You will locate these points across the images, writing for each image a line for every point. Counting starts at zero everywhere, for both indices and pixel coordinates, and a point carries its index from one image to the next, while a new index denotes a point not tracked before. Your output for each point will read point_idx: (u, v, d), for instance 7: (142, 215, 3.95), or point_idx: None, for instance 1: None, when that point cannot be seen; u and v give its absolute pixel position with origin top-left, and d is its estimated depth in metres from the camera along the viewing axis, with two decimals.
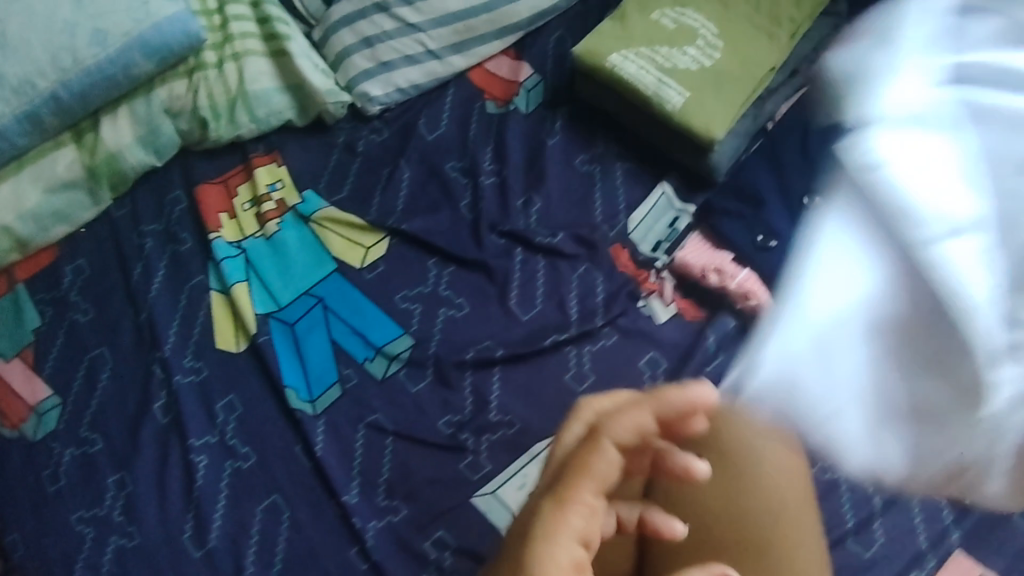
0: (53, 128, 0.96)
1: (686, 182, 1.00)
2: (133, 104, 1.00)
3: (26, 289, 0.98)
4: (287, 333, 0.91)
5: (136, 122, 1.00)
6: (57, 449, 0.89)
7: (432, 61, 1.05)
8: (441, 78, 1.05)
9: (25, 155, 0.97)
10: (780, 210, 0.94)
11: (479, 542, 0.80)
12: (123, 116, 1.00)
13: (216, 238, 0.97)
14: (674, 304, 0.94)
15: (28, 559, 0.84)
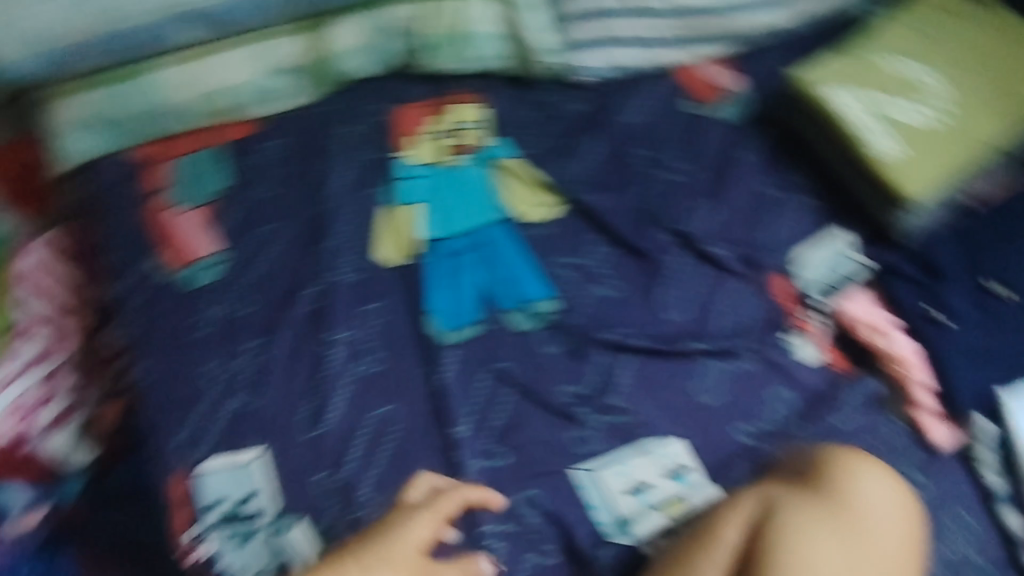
0: (292, 13, 1.00)
1: (869, 234, 0.97)
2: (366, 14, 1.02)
3: (221, 150, 1.01)
4: (444, 262, 0.92)
5: (367, 29, 1.02)
6: (209, 300, 0.92)
7: (657, 47, 1.05)
8: (661, 65, 1.06)
9: (263, 29, 1.02)
10: (958, 293, 0.92)
11: (570, 511, 0.81)
12: (357, 21, 1.02)
13: (400, 157, 0.99)
14: (821, 350, 0.91)
15: (155, 386, 0.89)
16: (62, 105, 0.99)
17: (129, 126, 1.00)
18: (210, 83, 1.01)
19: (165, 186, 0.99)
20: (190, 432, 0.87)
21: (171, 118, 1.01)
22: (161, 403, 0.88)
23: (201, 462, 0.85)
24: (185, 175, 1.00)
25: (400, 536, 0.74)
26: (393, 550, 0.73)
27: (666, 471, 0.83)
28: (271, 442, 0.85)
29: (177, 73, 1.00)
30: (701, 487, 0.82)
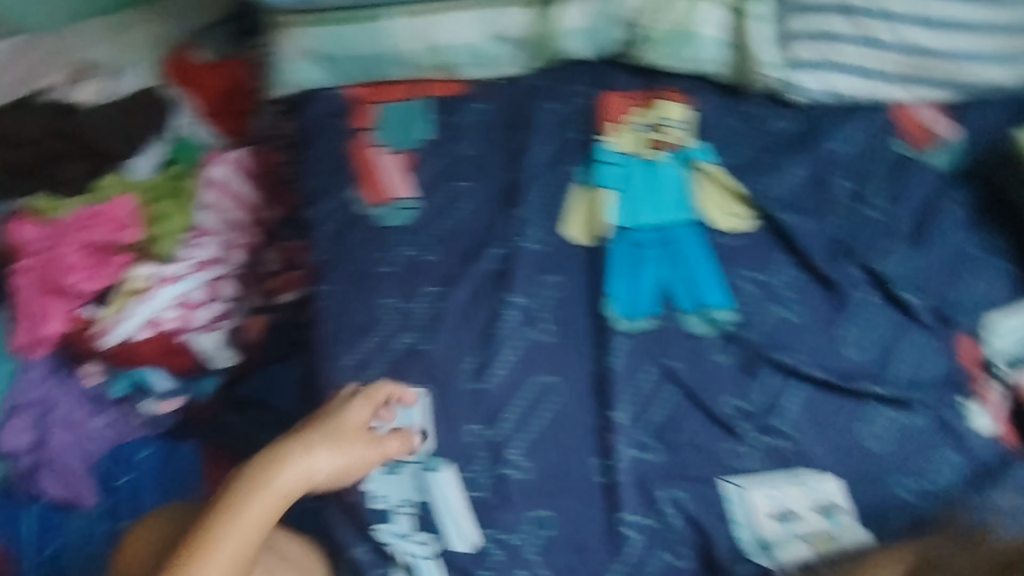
0: None
1: None
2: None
3: (430, 102, 1.05)
4: (629, 251, 0.93)
5: (592, 15, 1.04)
6: (399, 240, 0.96)
7: (878, 81, 1.02)
8: (877, 99, 1.03)
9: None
10: None
11: (710, 521, 0.81)
12: (585, 5, 1.04)
13: (602, 140, 0.99)
14: (1000, 425, 0.87)
15: (335, 309, 0.94)
16: (291, 35, 1.06)
17: (348, 65, 1.06)
18: (431, 39, 1.04)
19: (373, 126, 1.04)
20: (362, 358, 0.91)
21: (385, 65, 1.06)
22: (338, 327, 0.93)
23: (366, 386, 0.89)
24: (388, 120, 1.04)
25: (340, 418, 0.85)
26: (324, 424, 0.84)
27: (816, 508, 0.81)
28: (431, 386, 0.89)
29: (403, 24, 1.04)
30: (847, 529, 0.80)
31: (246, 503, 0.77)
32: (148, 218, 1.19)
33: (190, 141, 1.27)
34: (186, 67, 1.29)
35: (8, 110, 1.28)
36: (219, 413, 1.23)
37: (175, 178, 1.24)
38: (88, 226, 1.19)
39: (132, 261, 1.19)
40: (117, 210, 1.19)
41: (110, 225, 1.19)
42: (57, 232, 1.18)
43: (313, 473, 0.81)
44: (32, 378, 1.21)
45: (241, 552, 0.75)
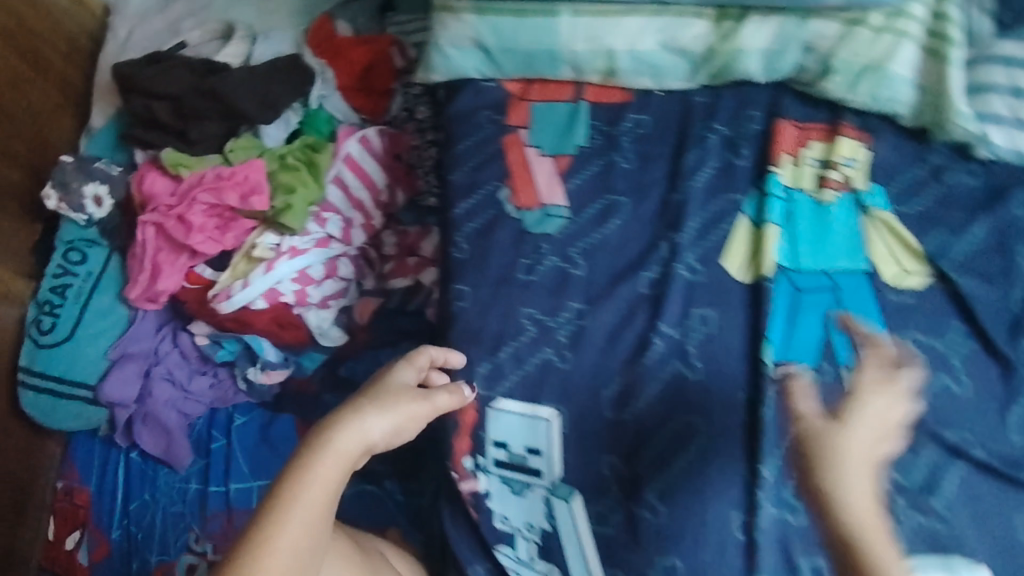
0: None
1: None
2: (784, 20, 0.93)
3: (587, 108, 0.99)
4: (791, 295, 0.88)
5: (775, 34, 0.93)
6: (544, 250, 0.92)
7: None
8: None
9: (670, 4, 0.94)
10: None
11: None
12: (768, 23, 0.93)
13: (775, 171, 0.92)
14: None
15: (472, 313, 0.91)
16: (445, 22, 1.00)
17: (502, 59, 1.00)
18: (598, 42, 0.96)
19: (527, 127, 1.00)
20: (497, 368, 0.88)
21: (541, 63, 0.99)
22: (474, 332, 0.90)
23: (498, 400, 0.87)
24: (538, 117, 1.00)
25: (385, 382, 0.81)
26: (379, 392, 0.79)
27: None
28: (565, 408, 0.85)
29: (569, 24, 0.96)
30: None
31: (308, 472, 0.71)
32: (276, 187, 1.17)
33: (323, 113, 1.23)
34: (325, 33, 1.23)
35: (143, 57, 1.21)
36: (321, 391, 1.21)
37: (305, 151, 1.20)
38: (218, 187, 1.15)
39: (257, 228, 1.18)
40: (251, 175, 1.16)
41: (240, 191, 1.15)
42: (187, 189, 1.17)
43: (369, 435, 0.75)
44: (149, 329, 1.23)
45: (310, 519, 0.70)
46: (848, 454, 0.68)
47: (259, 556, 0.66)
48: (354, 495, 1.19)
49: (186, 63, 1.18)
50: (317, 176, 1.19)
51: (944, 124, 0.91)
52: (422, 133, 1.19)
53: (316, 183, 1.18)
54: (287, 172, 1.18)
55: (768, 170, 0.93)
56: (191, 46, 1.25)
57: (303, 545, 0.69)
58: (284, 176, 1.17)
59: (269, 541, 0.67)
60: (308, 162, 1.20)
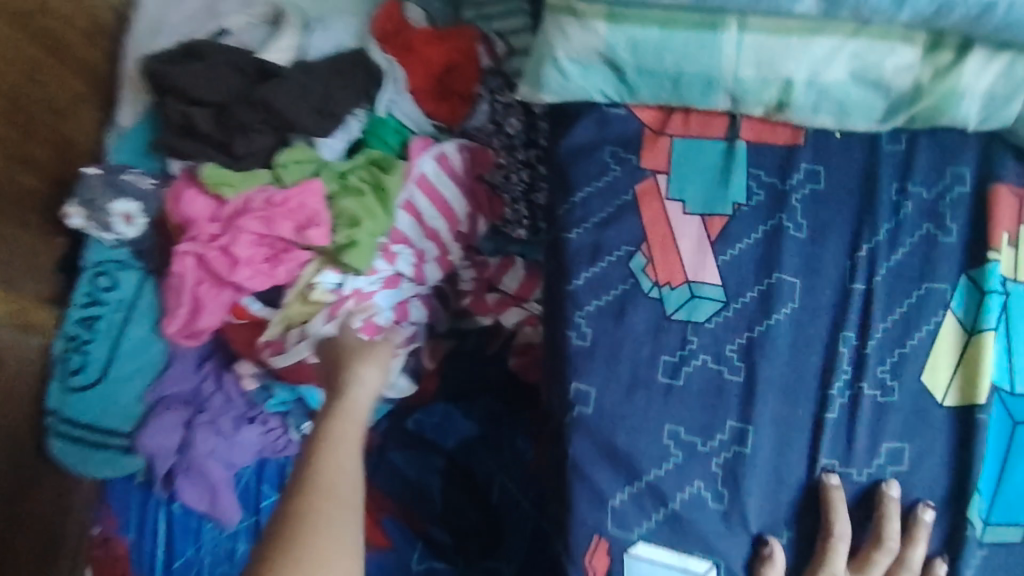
0: (938, 24, 0.69)
1: None
2: (1018, 59, 0.71)
3: (746, 150, 0.77)
4: (1003, 426, 0.72)
5: (1004, 75, 0.71)
6: (691, 346, 0.73)
7: None
8: None
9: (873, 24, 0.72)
10: None
11: None
12: (996, 61, 0.71)
13: (995, 257, 0.73)
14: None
15: (601, 424, 0.72)
16: (567, 28, 0.76)
17: (638, 82, 0.78)
18: (771, 69, 0.74)
19: (665, 171, 0.78)
20: (634, 500, 0.72)
21: (687, 89, 0.77)
22: (603, 451, 0.72)
23: (638, 544, 0.71)
24: (680, 158, 0.78)
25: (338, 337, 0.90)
26: (353, 352, 0.85)
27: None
28: (721, 560, 0.71)
29: (734, 43, 0.73)
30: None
31: (325, 433, 0.73)
32: (338, 215, 0.97)
33: (392, 121, 1.02)
34: (395, 21, 1.03)
35: (179, 49, 1.01)
36: (386, 445, 1.06)
37: (371, 168, 0.99)
38: (269, 215, 0.95)
39: (316, 263, 0.98)
40: (307, 202, 0.96)
41: (295, 220, 0.96)
42: (232, 214, 0.97)
43: (365, 384, 0.81)
44: (190, 368, 1.05)
45: (348, 479, 0.69)
46: None
47: (311, 501, 0.66)
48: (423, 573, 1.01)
49: (231, 60, 0.98)
50: (384, 202, 0.98)
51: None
52: (512, 152, 0.99)
53: (383, 211, 0.98)
54: (350, 197, 0.97)
55: (987, 256, 0.73)
56: (234, 33, 1.05)
57: (354, 501, 0.68)
58: (346, 203, 0.97)
59: (317, 485, 0.67)
60: (374, 183, 0.98)
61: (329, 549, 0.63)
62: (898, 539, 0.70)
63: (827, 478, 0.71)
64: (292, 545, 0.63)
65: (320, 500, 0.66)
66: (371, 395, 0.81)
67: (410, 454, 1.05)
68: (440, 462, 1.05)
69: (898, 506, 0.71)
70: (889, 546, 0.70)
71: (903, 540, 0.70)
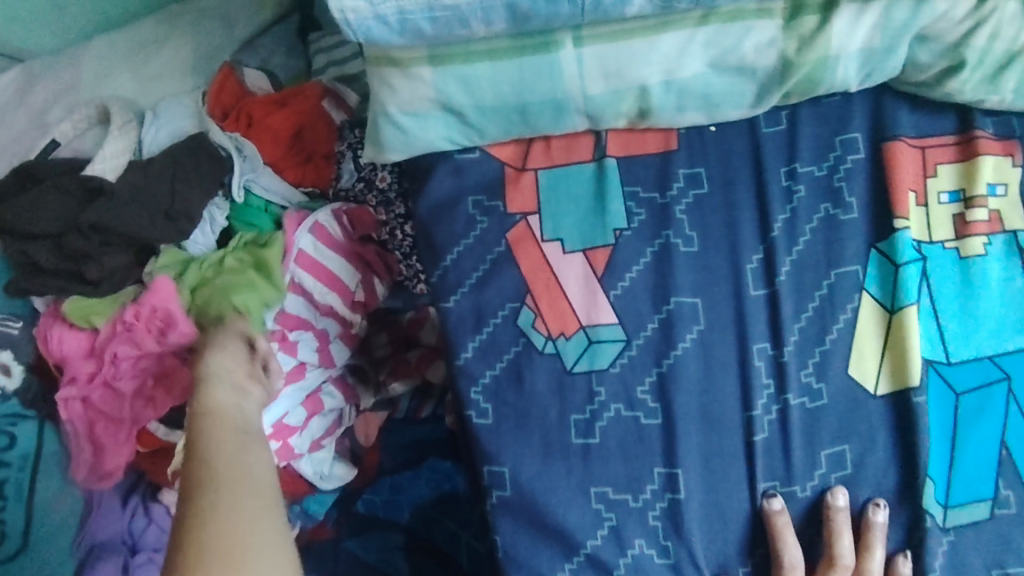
0: None
1: None
2: (894, 4, 0.64)
3: (615, 169, 0.71)
4: (946, 400, 0.66)
5: (882, 26, 0.65)
6: (600, 397, 0.67)
7: None
8: None
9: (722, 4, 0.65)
10: None
11: None
12: (869, 11, 0.64)
13: (904, 225, 0.67)
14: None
15: (518, 503, 0.67)
16: (392, 81, 0.68)
17: (485, 123, 0.70)
18: (620, 80, 0.67)
19: (536, 212, 0.71)
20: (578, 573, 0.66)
21: (537, 118, 0.70)
22: (529, 528, 0.67)
23: None
24: (547, 194, 0.71)
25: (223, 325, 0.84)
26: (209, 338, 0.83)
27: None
28: None
29: (574, 61, 0.66)
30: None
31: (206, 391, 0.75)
32: (211, 298, 0.86)
33: (255, 202, 0.91)
34: (231, 90, 0.92)
35: (9, 180, 0.90)
36: (340, 535, 0.98)
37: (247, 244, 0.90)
38: (131, 334, 0.88)
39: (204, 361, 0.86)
40: (157, 304, 0.87)
41: (154, 330, 0.88)
42: (104, 350, 0.90)
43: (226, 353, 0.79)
44: (115, 507, 1.00)
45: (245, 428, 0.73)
46: None
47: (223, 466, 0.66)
48: None
49: (56, 183, 0.87)
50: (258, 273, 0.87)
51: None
52: (389, 207, 0.88)
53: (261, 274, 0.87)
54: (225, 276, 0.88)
55: (895, 226, 0.67)
56: (66, 142, 0.93)
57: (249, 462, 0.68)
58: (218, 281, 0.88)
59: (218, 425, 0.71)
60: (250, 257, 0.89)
61: (254, 468, 0.67)
62: (852, 553, 0.65)
63: (770, 504, 0.66)
64: (207, 504, 0.61)
65: (225, 435, 0.70)
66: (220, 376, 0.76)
67: (365, 539, 0.96)
68: (400, 539, 0.96)
69: (847, 513, 0.66)
70: (844, 564, 0.65)
71: (857, 552, 0.65)
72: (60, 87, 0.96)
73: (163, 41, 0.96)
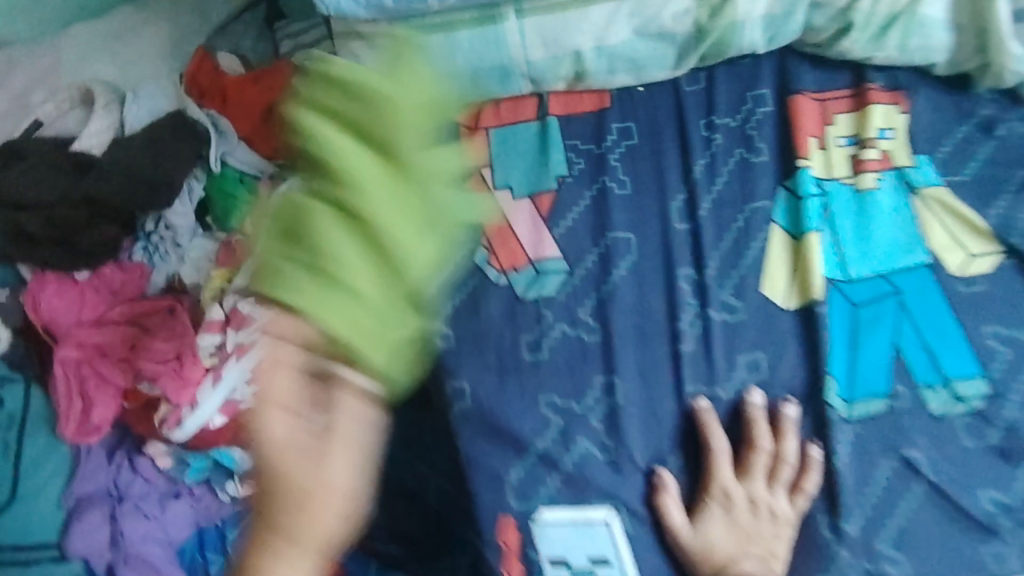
0: None
1: None
2: None
3: (558, 125, 0.81)
4: (845, 312, 0.75)
5: None
6: (548, 320, 0.77)
7: None
8: None
9: None
10: None
11: None
12: None
13: (805, 164, 0.77)
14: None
15: (475, 415, 0.75)
16: (358, 51, 0.78)
17: None
18: (557, 46, 0.77)
19: (488, 164, 0.81)
20: (529, 472, 0.74)
21: (487, 83, 0.80)
22: (484, 436, 0.75)
23: (543, 510, 0.73)
24: (498, 149, 0.81)
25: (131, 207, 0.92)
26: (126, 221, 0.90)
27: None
28: (620, 502, 0.74)
29: (516, 32, 0.77)
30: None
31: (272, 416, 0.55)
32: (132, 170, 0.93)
33: (232, 173, 0.98)
34: (207, 71, 1.00)
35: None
36: None
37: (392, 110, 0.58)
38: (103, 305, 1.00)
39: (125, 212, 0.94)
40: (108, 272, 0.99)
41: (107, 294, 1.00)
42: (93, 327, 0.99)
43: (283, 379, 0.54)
44: (100, 462, 1.07)
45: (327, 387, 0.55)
46: (719, 541, 0.71)
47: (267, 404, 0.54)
48: None
49: (45, 159, 0.94)
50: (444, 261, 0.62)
51: (993, 70, 0.77)
52: None
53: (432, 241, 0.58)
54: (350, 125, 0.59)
55: (797, 165, 0.77)
56: (48, 123, 0.99)
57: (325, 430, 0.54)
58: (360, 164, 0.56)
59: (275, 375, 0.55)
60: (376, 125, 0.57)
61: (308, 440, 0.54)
62: (768, 436, 0.73)
63: (697, 403, 0.74)
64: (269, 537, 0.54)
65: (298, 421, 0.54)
66: (372, 408, 0.55)
67: None
68: None
69: (762, 407, 0.74)
70: (760, 445, 0.73)
71: (773, 435, 0.73)
72: (43, 70, 1.03)
73: (141, 26, 1.04)
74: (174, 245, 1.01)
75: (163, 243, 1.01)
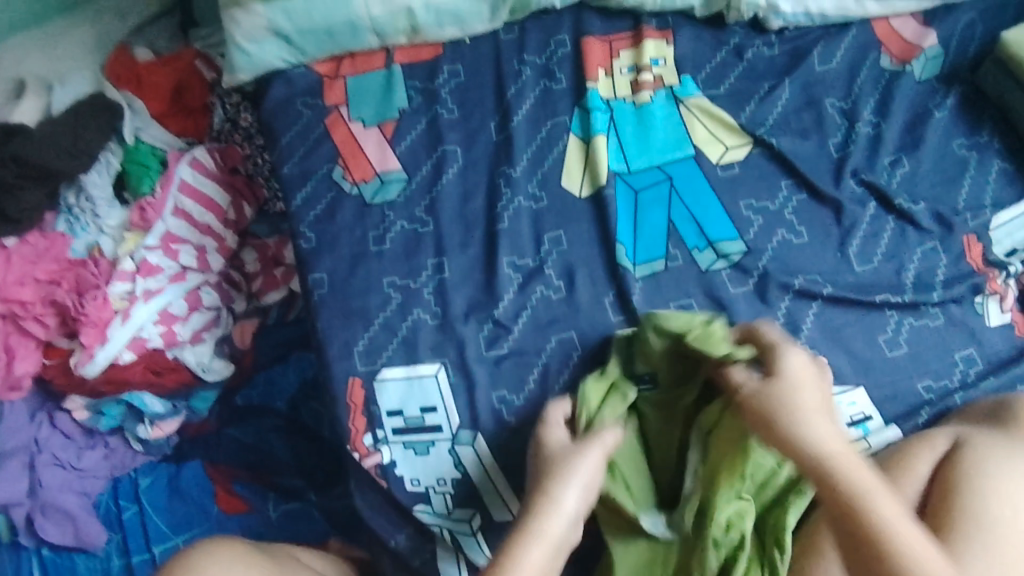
0: None
1: None
2: None
3: (401, 71, 1.00)
4: (629, 197, 0.92)
5: None
6: (389, 218, 0.92)
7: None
8: (810, 16, 1.01)
9: None
10: None
11: None
12: None
13: (592, 87, 0.97)
14: (1011, 313, 0.92)
15: (332, 298, 0.90)
16: (235, 16, 0.98)
17: (304, 42, 0.99)
18: (393, 4, 0.97)
19: (345, 104, 0.99)
20: (375, 338, 0.88)
21: (341, 39, 0.99)
22: (338, 312, 0.89)
23: (382, 367, 0.86)
24: (353, 93, 0.99)
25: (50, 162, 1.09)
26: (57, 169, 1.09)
27: None
28: (447, 360, 0.86)
29: None
30: None
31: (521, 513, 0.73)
32: (52, 132, 1.11)
33: (143, 146, 1.17)
34: (123, 62, 1.21)
35: None
36: (222, 425, 1.15)
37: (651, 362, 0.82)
38: (25, 274, 1.08)
39: (49, 181, 1.11)
40: (32, 238, 1.11)
41: (24, 258, 1.09)
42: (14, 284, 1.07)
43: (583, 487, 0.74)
44: (22, 417, 1.10)
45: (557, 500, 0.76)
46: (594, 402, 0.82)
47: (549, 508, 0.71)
48: (281, 515, 1.10)
49: None
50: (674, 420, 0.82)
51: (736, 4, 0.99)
52: (252, 140, 1.15)
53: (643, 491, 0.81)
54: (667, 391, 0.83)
55: (587, 87, 0.97)
56: None
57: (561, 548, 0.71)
58: (669, 442, 0.83)
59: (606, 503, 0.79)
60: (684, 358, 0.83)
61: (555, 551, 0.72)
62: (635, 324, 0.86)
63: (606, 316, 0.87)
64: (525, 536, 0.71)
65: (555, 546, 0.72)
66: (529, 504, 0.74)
67: (244, 426, 1.14)
68: (277, 422, 1.14)
69: (564, 271, 0.89)
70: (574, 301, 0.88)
71: (573, 292, 0.88)
72: None
73: (66, 32, 1.22)
74: (94, 216, 1.14)
75: (83, 214, 1.14)
